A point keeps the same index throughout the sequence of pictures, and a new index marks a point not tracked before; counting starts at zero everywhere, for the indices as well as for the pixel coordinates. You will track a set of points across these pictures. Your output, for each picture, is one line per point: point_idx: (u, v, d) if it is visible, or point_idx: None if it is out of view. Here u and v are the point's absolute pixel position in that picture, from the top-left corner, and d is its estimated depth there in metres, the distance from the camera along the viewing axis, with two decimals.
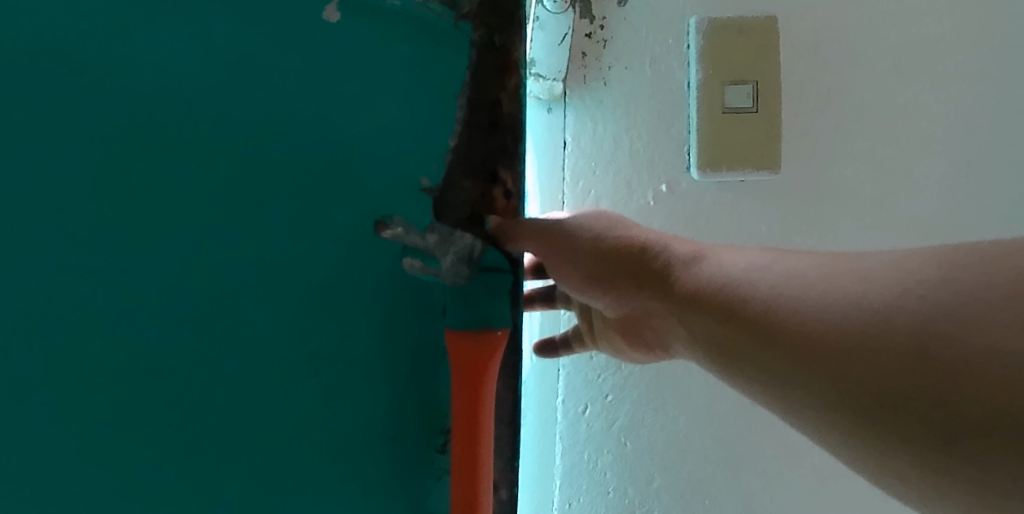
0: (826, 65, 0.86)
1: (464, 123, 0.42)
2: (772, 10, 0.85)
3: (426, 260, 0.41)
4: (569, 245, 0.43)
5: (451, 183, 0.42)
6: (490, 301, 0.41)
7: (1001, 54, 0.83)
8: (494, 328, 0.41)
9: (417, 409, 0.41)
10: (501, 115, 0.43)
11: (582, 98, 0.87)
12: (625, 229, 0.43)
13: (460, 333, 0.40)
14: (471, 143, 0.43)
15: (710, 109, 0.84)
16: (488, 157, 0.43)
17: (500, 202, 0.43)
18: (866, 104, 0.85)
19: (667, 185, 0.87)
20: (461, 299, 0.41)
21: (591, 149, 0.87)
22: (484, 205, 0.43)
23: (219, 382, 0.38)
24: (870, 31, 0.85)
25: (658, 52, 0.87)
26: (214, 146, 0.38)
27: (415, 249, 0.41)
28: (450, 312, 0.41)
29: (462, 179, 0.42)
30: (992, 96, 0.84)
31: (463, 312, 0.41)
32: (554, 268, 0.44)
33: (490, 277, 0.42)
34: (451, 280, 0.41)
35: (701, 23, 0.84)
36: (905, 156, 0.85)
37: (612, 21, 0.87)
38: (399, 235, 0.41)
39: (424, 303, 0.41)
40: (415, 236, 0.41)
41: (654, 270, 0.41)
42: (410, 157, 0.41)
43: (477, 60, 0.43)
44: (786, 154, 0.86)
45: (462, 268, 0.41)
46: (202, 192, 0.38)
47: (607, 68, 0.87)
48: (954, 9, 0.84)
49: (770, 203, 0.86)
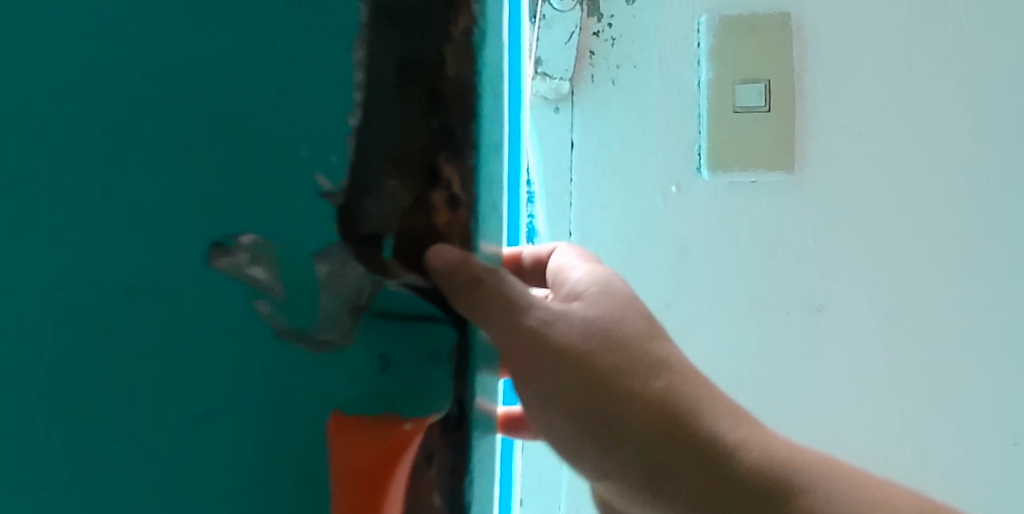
0: (836, 60, 0.83)
1: (387, 97, 0.37)
2: (784, 6, 0.83)
3: (273, 300, 0.37)
4: (585, 380, 0.43)
5: (370, 187, 0.37)
6: (420, 368, 0.38)
7: (1010, 56, 0.82)
8: (404, 421, 0.37)
9: (312, 481, 0.37)
10: (435, 77, 0.37)
11: (591, 99, 0.85)
12: (652, 379, 0.44)
13: (353, 417, 0.37)
14: (394, 131, 0.37)
15: (721, 109, 0.83)
16: (421, 149, 0.37)
17: (441, 214, 0.38)
18: (881, 104, 0.83)
19: (677, 187, 0.84)
20: (381, 364, 0.37)
21: (600, 149, 0.85)
22: (416, 216, 0.38)
23: (123, 386, 0.36)
24: (885, 27, 0.83)
25: (669, 51, 0.84)
26: (134, 130, 0.36)
27: (270, 283, 0.37)
28: (365, 376, 0.37)
29: (387, 181, 0.37)
30: (1002, 98, 0.82)
31: (386, 382, 0.37)
32: (554, 390, 0.43)
33: (422, 326, 0.39)
34: (331, 338, 0.37)
35: (712, 20, 0.83)
36: (922, 159, 0.83)
37: (621, 18, 0.84)
38: (236, 264, 0.37)
39: (330, 366, 0.37)
40: (257, 271, 0.37)
41: (682, 442, 0.43)
42: (325, 153, 0.37)
43: (419, 10, 0.37)
44: (800, 154, 0.84)
45: (366, 287, 0.37)
46: (119, 176, 0.36)
47: (616, 67, 0.84)
48: (964, 10, 0.82)
49: (782, 206, 0.84)
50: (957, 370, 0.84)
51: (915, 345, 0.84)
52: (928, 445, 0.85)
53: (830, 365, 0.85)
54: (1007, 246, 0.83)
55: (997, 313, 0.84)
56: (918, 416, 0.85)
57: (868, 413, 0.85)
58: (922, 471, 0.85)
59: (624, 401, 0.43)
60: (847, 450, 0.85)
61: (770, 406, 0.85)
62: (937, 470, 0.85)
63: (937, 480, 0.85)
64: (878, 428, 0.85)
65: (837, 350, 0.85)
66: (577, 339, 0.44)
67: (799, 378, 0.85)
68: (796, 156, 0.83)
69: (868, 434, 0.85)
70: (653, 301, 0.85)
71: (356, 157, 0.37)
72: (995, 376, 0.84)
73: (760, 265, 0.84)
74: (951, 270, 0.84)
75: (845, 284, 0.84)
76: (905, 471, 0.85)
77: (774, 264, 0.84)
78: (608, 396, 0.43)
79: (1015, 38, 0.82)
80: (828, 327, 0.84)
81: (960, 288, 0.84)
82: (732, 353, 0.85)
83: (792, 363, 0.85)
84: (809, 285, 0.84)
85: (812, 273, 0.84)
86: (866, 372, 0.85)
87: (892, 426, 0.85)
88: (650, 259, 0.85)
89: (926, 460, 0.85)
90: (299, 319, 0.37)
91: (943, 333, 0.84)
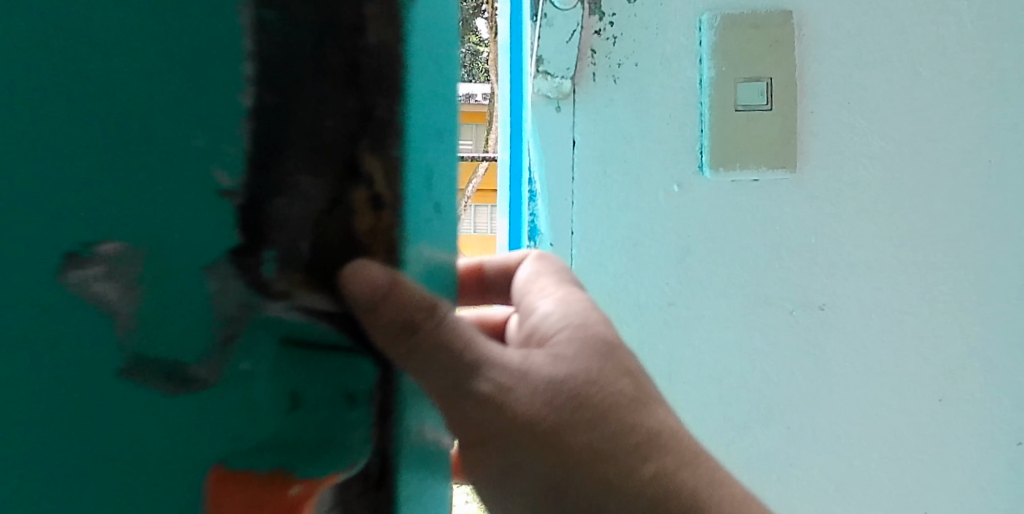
0: (838, 59, 0.83)
1: (306, 69, 0.30)
2: (786, 5, 0.83)
3: (120, 318, 0.30)
4: (569, 454, 0.44)
5: (282, 185, 0.30)
6: (334, 412, 0.32)
7: (1011, 56, 0.82)
8: (291, 481, 0.31)
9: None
10: (354, 45, 0.30)
11: (592, 98, 0.84)
12: (638, 456, 0.46)
13: (234, 474, 0.30)
14: (302, 112, 0.30)
15: (723, 107, 0.82)
16: (337, 136, 0.30)
17: (366, 216, 0.31)
18: (884, 103, 0.83)
19: (678, 185, 0.84)
20: (291, 404, 0.31)
21: (601, 147, 0.84)
22: (336, 220, 0.31)
23: None
24: (888, 26, 0.83)
25: (671, 49, 0.83)
26: None
27: (121, 303, 0.30)
28: (267, 416, 0.31)
29: (298, 175, 0.30)
30: (1003, 97, 0.83)
31: (296, 425, 0.31)
32: (531, 458, 0.44)
33: (341, 362, 0.33)
34: (198, 376, 0.30)
35: (715, 19, 0.82)
36: (924, 158, 0.83)
37: (623, 16, 0.83)
38: (87, 278, 0.30)
39: (211, 412, 0.30)
40: (108, 287, 0.30)
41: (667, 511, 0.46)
42: (193, 132, 0.29)
43: None
44: (802, 152, 0.84)
45: (264, 303, 0.30)
46: None
47: (618, 66, 0.83)
48: (963, 11, 0.83)
49: (784, 205, 0.84)
50: (958, 369, 0.85)
51: (917, 344, 0.85)
52: (930, 443, 0.86)
53: (832, 364, 0.85)
54: (1007, 245, 0.84)
55: (998, 312, 0.84)
56: (920, 415, 0.85)
57: (870, 411, 0.85)
58: (924, 469, 0.86)
59: (608, 476, 0.45)
60: (849, 448, 0.86)
61: (773, 404, 0.86)
62: (939, 468, 0.86)
63: (938, 477, 0.86)
64: (880, 427, 0.85)
65: (840, 349, 0.85)
66: (550, 409, 0.44)
67: (801, 376, 0.85)
68: (798, 154, 0.83)
69: (870, 432, 0.86)
70: (655, 300, 0.85)
71: (262, 142, 0.29)
72: (996, 375, 0.85)
73: (762, 263, 0.84)
74: (953, 269, 0.84)
75: (846, 282, 0.84)
76: (907, 469, 0.86)
77: (776, 263, 0.84)
78: (588, 467, 0.44)
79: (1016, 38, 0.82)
80: (829, 326, 0.85)
81: (960, 287, 0.84)
82: (734, 351, 0.85)
83: (794, 361, 0.85)
84: (811, 284, 0.84)
85: (814, 272, 0.84)
86: (868, 371, 0.85)
87: (894, 425, 0.85)
88: (653, 258, 0.84)
89: (928, 458, 0.86)
90: (167, 350, 0.30)
91: (944, 332, 0.85)
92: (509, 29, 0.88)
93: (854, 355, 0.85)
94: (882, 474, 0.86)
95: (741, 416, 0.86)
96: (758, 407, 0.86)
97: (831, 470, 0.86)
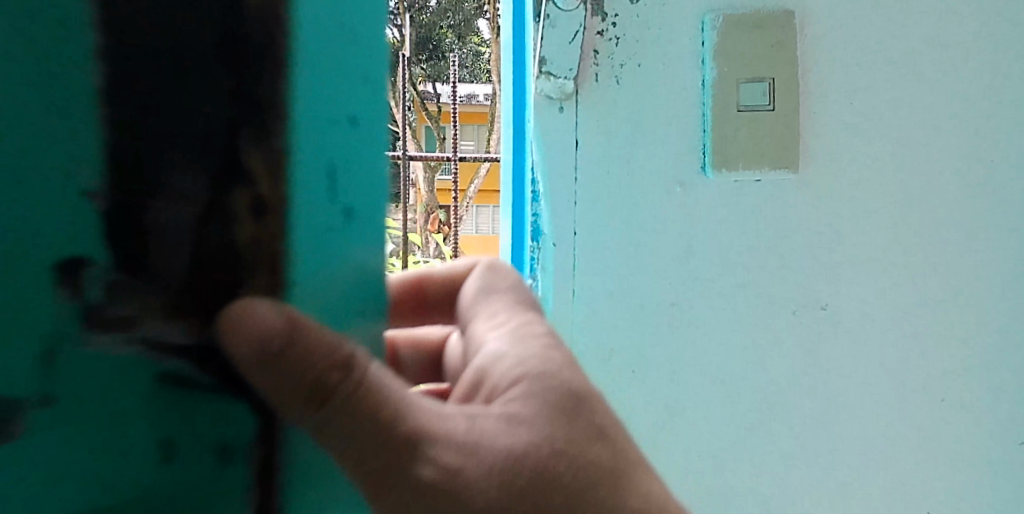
0: (841, 60, 0.84)
1: (178, 114, 0.33)
2: (788, 5, 0.83)
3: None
4: None
5: (156, 195, 0.33)
6: (209, 452, 0.35)
7: (1009, 58, 0.83)
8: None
9: None
10: (232, 82, 0.34)
11: (594, 98, 0.83)
12: None
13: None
14: (175, 154, 0.33)
15: (725, 108, 0.82)
16: (210, 174, 0.34)
17: (238, 243, 0.35)
18: (886, 103, 0.83)
19: (681, 185, 0.84)
20: (164, 451, 0.34)
21: (604, 148, 0.84)
22: (208, 255, 0.34)
23: None
24: (889, 27, 0.83)
25: (674, 50, 0.83)
26: None
27: None
28: (139, 459, 0.33)
29: (169, 189, 0.33)
30: (1002, 99, 0.83)
31: (166, 473, 0.34)
32: None
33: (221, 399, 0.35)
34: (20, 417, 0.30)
35: (717, 20, 0.83)
36: (927, 159, 0.84)
37: (624, 17, 0.83)
38: None
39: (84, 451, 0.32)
40: None
41: None
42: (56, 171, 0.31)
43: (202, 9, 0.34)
44: (805, 152, 0.84)
45: (94, 334, 0.32)
46: None
47: (620, 66, 0.83)
48: (963, 13, 0.83)
49: (787, 205, 0.84)
50: (962, 370, 0.85)
51: (920, 344, 0.85)
52: (934, 444, 0.86)
53: (836, 364, 0.85)
54: (1008, 245, 0.84)
55: (999, 313, 0.85)
56: (924, 415, 0.85)
57: (875, 412, 0.85)
58: (929, 469, 0.86)
59: None
60: (853, 449, 0.86)
61: (777, 405, 0.85)
62: (944, 468, 0.86)
63: (943, 478, 0.86)
64: (884, 426, 0.86)
65: (843, 349, 0.85)
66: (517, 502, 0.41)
67: (806, 377, 0.85)
68: (800, 154, 0.84)
69: (875, 432, 0.86)
70: (659, 301, 0.85)
71: (127, 181, 0.32)
72: (999, 375, 0.85)
73: (765, 264, 0.84)
74: (955, 270, 0.84)
75: (849, 283, 0.84)
76: (912, 469, 0.86)
77: (779, 263, 0.84)
78: None
79: (1014, 40, 0.83)
80: (833, 326, 0.85)
81: (964, 288, 0.85)
82: (738, 352, 0.85)
83: (798, 362, 0.85)
84: (815, 284, 0.85)
85: (818, 272, 0.84)
86: (871, 371, 0.85)
87: (899, 425, 0.86)
88: (657, 258, 0.84)
89: (932, 458, 0.86)
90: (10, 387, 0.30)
91: (947, 332, 0.85)
92: (511, 28, 0.88)
93: (857, 356, 0.85)
94: (887, 474, 0.86)
95: (745, 417, 0.86)
96: (763, 408, 0.85)
97: (836, 471, 0.86)
